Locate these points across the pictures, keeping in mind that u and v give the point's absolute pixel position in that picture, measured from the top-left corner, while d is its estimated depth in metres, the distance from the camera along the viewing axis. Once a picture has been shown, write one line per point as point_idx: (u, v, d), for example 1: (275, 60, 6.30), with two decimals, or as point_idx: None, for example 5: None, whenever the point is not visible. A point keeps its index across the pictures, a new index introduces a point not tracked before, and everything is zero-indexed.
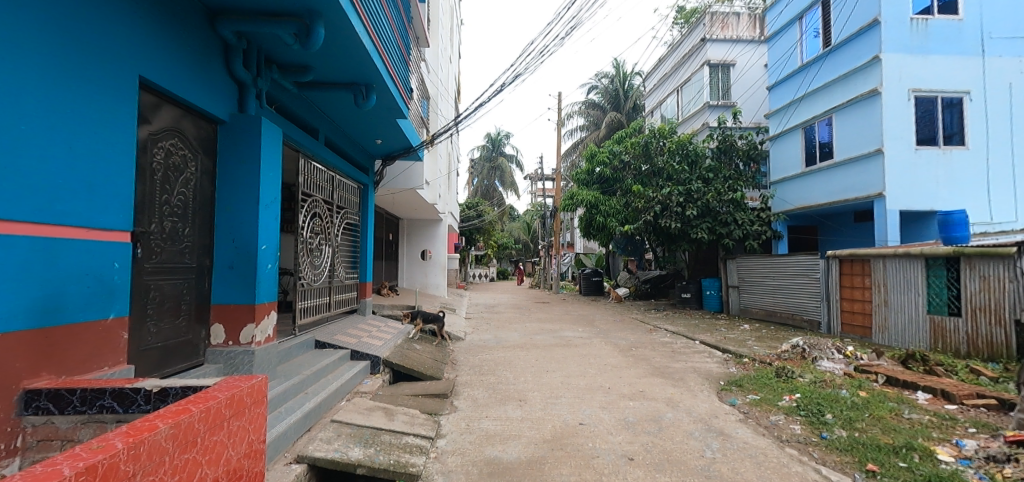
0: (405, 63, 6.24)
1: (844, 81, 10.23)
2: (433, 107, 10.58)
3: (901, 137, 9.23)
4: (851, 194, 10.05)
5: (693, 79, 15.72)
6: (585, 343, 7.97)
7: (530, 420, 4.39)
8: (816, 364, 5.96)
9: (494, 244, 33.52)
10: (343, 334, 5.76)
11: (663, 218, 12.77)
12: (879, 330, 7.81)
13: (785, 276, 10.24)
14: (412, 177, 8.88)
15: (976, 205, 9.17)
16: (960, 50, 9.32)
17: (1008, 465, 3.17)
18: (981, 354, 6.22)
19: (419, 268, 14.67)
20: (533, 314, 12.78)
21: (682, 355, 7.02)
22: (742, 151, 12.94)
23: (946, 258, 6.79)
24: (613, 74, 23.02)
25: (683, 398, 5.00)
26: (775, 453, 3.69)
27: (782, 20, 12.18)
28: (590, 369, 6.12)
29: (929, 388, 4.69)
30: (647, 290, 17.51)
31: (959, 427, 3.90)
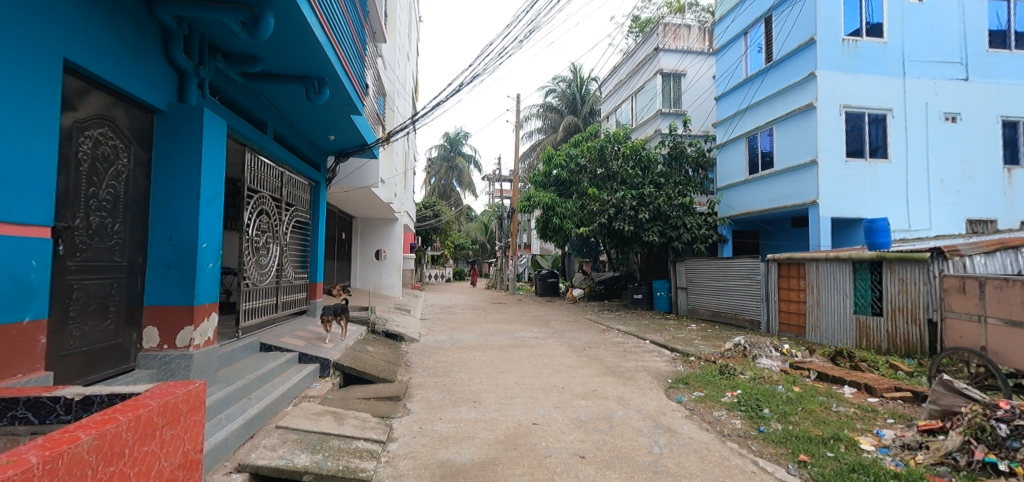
0: (361, 60, 6.11)
1: (784, 94, 10.85)
2: (389, 105, 10.39)
3: (834, 150, 9.89)
4: (790, 201, 10.64)
5: (647, 87, 16.24)
6: (539, 343, 8.05)
7: (484, 422, 4.38)
8: (756, 362, 6.27)
9: (451, 245, 33.15)
10: (291, 337, 5.53)
11: (617, 221, 13.06)
12: (813, 329, 8.34)
13: (730, 279, 10.70)
14: (366, 175, 8.67)
15: (896, 214, 9.99)
16: (885, 70, 10.11)
17: (920, 452, 3.53)
18: (899, 350, 6.74)
19: (373, 268, 14.32)
20: (489, 315, 12.73)
21: (633, 355, 7.21)
22: (691, 158, 13.43)
23: (871, 262, 7.31)
24: (571, 79, 23.50)
25: (633, 396, 5.11)
26: (718, 447, 3.89)
27: (730, 33, 12.77)
28: (543, 370, 6.15)
29: (855, 383, 5.03)
30: (601, 291, 17.89)
31: (880, 418, 4.21)
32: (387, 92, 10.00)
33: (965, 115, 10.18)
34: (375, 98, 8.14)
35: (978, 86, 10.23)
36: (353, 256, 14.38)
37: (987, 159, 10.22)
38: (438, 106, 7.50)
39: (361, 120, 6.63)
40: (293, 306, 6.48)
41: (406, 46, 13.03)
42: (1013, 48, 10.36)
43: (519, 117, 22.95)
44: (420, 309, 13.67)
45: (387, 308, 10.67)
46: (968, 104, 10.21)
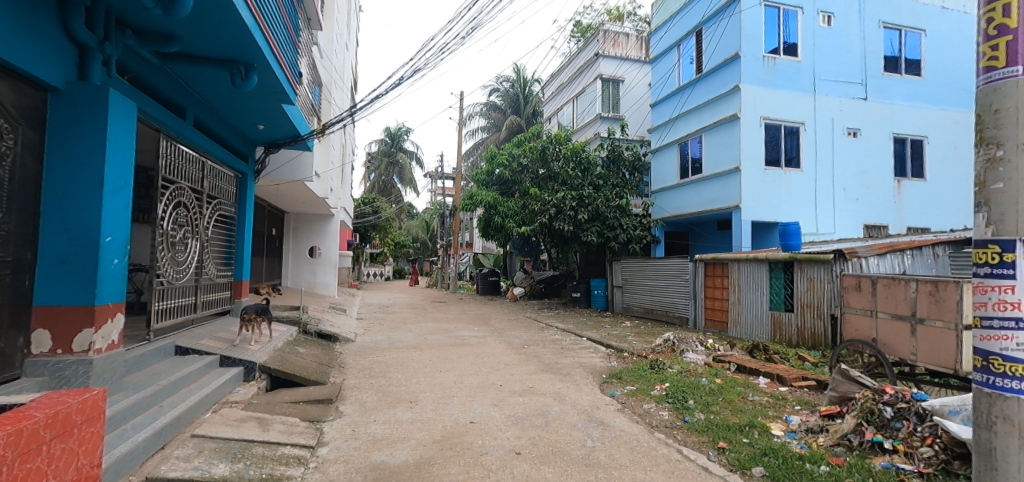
0: (294, 47, 5.82)
1: (712, 105, 11.56)
2: (325, 96, 9.98)
3: (754, 158, 10.68)
4: (715, 205, 11.36)
5: (587, 91, 16.74)
6: (478, 342, 8.05)
7: (421, 422, 4.30)
8: (683, 356, 6.62)
9: (392, 243, 32.38)
10: (211, 339, 5.17)
11: (557, 222, 13.33)
12: (734, 324, 8.96)
13: (662, 278, 11.23)
14: (299, 168, 8.29)
15: (807, 218, 10.98)
16: (800, 87, 11.03)
17: (821, 435, 3.90)
18: (806, 343, 7.38)
19: (307, 266, 13.81)
20: (429, 313, 12.59)
21: (570, 351, 7.39)
22: (628, 162, 14.02)
23: (784, 262, 7.95)
24: (514, 79, 23.81)
25: (569, 392, 5.23)
26: (646, 437, 4.08)
27: (664, 43, 13.44)
28: (481, 368, 6.16)
29: (768, 373, 5.44)
30: (541, 290, 18.21)
31: (789, 405, 4.59)
32: (323, 82, 9.60)
33: (865, 131, 11.34)
34: (309, 88, 7.78)
35: (875, 106, 11.41)
36: (285, 254, 13.87)
37: (883, 172, 11.44)
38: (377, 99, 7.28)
39: (293, 110, 6.32)
40: (215, 307, 6.05)
41: (344, 35, 12.61)
42: (903, 73, 11.64)
43: (462, 115, 22.87)
44: (357, 308, 13.25)
45: (321, 307, 10.23)
46: (868, 121, 11.38)
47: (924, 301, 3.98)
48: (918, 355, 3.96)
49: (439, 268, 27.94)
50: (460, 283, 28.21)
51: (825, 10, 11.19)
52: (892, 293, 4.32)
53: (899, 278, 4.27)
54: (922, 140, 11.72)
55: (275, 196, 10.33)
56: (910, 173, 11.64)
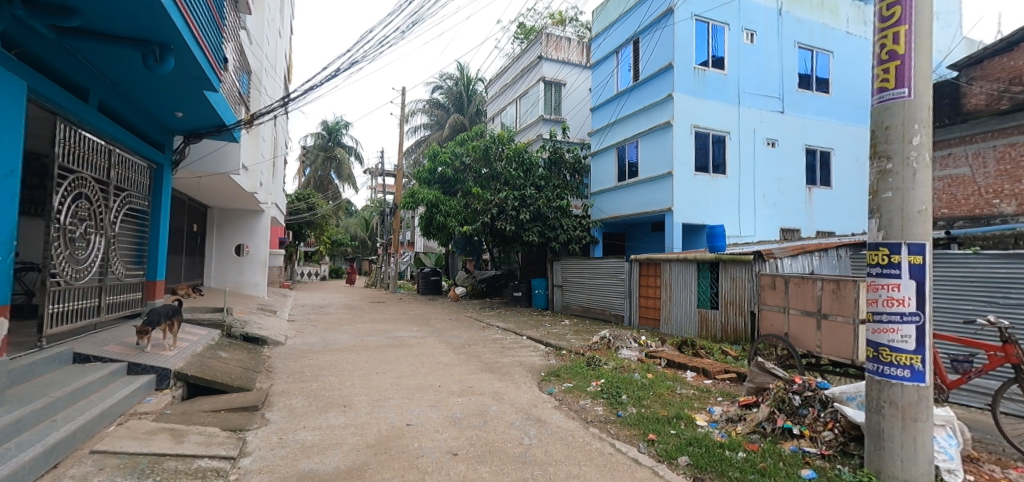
0: (218, 30, 5.44)
1: (648, 111, 12.08)
2: (253, 84, 9.46)
3: (684, 164, 11.29)
4: (650, 208, 11.89)
5: (529, 92, 17.02)
6: (417, 342, 7.94)
7: (354, 427, 4.17)
8: (618, 353, 6.88)
9: (327, 241, 31.24)
10: (117, 345, 4.73)
11: (499, 221, 13.40)
12: (665, 322, 9.41)
13: (600, 277, 11.61)
14: (224, 160, 7.79)
15: (731, 221, 11.75)
16: (726, 98, 11.80)
17: (739, 424, 4.19)
18: (729, 338, 7.89)
19: (232, 265, 13.10)
20: (366, 314, 12.25)
21: (510, 350, 7.45)
22: (569, 164, 14.57)
23: (710, 262, 8.48)
24: (457, 77, 23.84)
25: (508, 391, 5.27)
26: (582, 433, 4.19)
27: (604, 50, 13.95)
28: (420, 369, 6.06)
29: (696, 368, 5.78)
30: (482, 290, 18.24)
31: (712, 397, 4.89)
32: (251, 70, 9.08)
33: (782, 141, 12.32)
34: (236, 75, 7.32)
35: (791, 118, 12.45)
36: (208, 252, 12.99)
37: (796, 179, 12.49)
38: (312, 89, 6.99)
39: (216, 97, 5.89)
40: (123, 309, 5.53)
41: (276, 20, 11.97)
42: (814, 90, 12.78)
43: (404, 111, 22.49)
44: (289, 310, 12.63)
45: (249, 309, 9.64)
46: (784, 132, 12.37)
47: (828, 298, 4.37)
48: (823, 348, 4.33)
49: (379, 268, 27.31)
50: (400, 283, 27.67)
51: (749, 28, 12.05)
52: (802, 291, 4.70)
53: (808, 277, 4.67)
54: (829, 151, 12.95)
55: (195, 189, 9.63)
56: (819, 181, 12.82)
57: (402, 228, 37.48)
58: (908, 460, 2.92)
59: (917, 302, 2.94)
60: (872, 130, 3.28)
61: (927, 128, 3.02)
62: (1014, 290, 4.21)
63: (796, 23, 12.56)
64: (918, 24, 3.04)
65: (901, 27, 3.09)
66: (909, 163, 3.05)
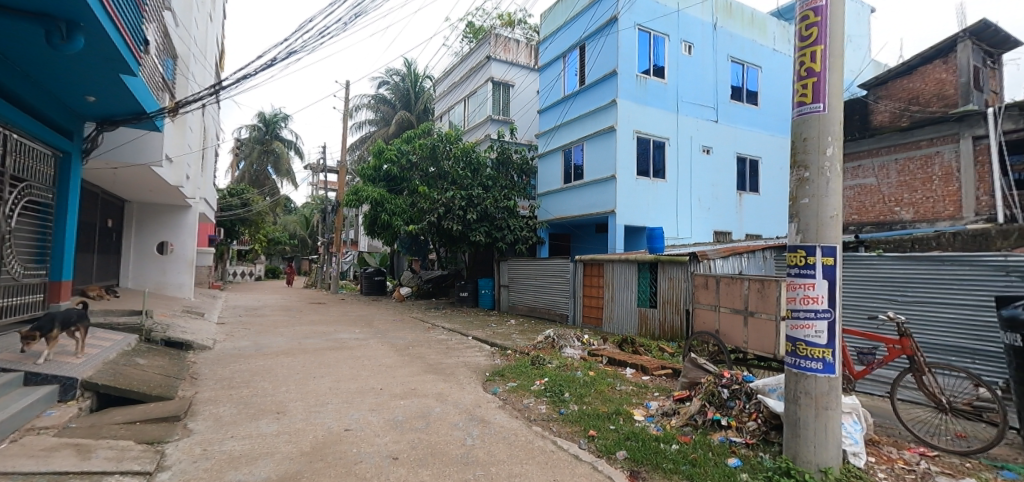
0: (138, 11, 5.04)
1: (592, 116, 12.44)
2: (180, 70, 8.90)
3: (627, 167, 11.71)
4: (594, 210, 12.22)
5: (478, 92, 17.11)
6: (358, 344, 7.73)
7: (288, 434, 3.98)
8: (562, 351, 7.01)
9: (263, 239, 29.83)
10: (10, 354, 4.26)
11: (445, 221, 13.27)
12: (608, 320, 9.71)
13: (545, 277, 11.84)
14: (143, 150, 7.34)
15: (669, 224, 12.31)
16: (666, 106, 12.36)
17: (673, 417, 4.40)
18: (666, 336, 8.26)
19: (152, 265, 12.58)
20: (304, 316, 11.77)
21: (455, 351, 7.43)
22: (516, 165, 14.58)
23: (650, 263, 8.84)
24: (404, 73, 23.78)
25: (451, 391, 5.24)
26: (524, 432, 4.24)
27: (550, 53, 14.23)
28: (361, 372, 5.91)
29: (634, 365, 6.00)
30: (428, 290, 18.11)
31: (649, 392, 5.10)
32: (177, 54, 8.51)
33: (715, 149, 13.07)
34: (158, 60, 6.80)
35: (724, 128, 13.24)
36: (125, 251, 12.38)
37: (727, 185, 13.29)
38: (245, 76, 6.54)
39: (135, 82, 5.45)
40: (14, 314, 4.93)
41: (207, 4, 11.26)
42: (745, 101, 13.70)
43: (348, 106, 21.90)
44: (218, 312, 11.88)
45: (172, 312, 9.00)
46: (718, 140, 13.13)
47: (754, 296, 4.69)
48: (749, 343, 4.64)
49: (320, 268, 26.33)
50: (341, 284, 26.81)
51: (687, 40, 12.67)
52: (730, 291, 5.00)
53: (736, 277, 4.98)
54: (757, 159, 13.94)
55: (110, 181, 8.96)
56: (748, 187, 13.75)
57: (346, 226, 36.44)
58: (820, 445, 3.18)
59: (828, 300, 3.19)
60: (792, 141, 3.52)
61: (838, 140, 3.31)
62: (910, 288, 4.70)
63: (729, 37, 13.37)
64: (832, 45, 3.31)
65: (817, 46, 3.34)
66: (823, 172, 3.31)
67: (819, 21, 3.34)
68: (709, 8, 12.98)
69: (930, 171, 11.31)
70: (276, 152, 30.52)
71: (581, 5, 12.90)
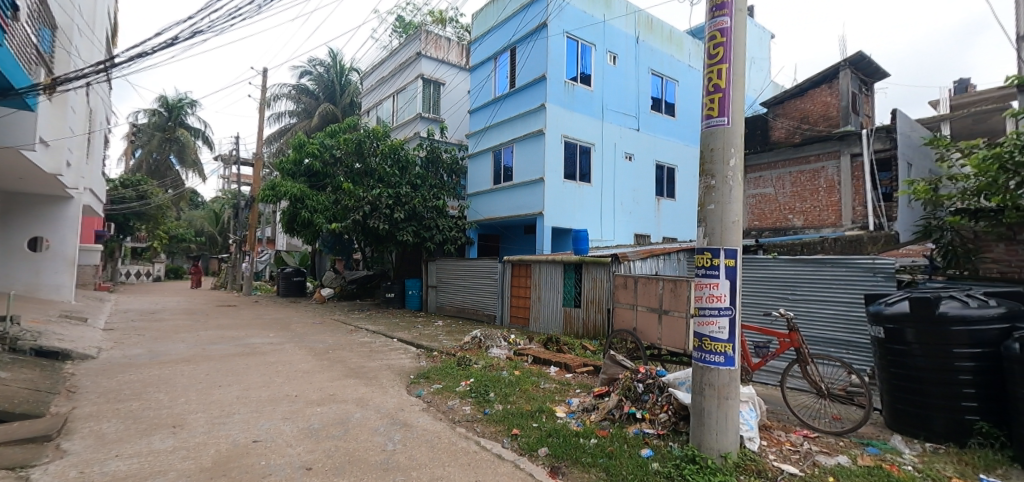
0: None
1: (522, 118, 12.67)
2: (60, 42, 7.90)
3: (554, 170, 12.05)
4: (522, 211, 12.44)
5: (407, 88, 16.80)
6: (273, 349, 7.29)
7: (186, 449, 3.63)
8: (489, 352, 7.05)
9: (163, 236, 27.23)
10: None
11: (371, 219, 12.92)
12: (535, 320, 9.94)
13: (473, 278, 11.90)
14: (11, 133, 6.63)
15: (594, 226, 12.85)
16: (591, 112, 12.90)
17: (593, 412, 4.57)
18: (589, 334, 8.58)
19: (23, 263, 11.34)
20: (212, 320, 10.88)
21: (379, 354, 7.23)
22: (445, 164, 14.66)
23: (575, 264, 9.16)
24: (329, 64, 23.12)
25: (373, 396, 5.09)
26: (448, 434, 4.20)
27: (481, 54, 14.36)
28: (274, 379, 5.57)
29: (559, 363, 6.17)
30: (353, 290, 17.59)
31: (572, 389, 5.27)
32: (55, 25, 7.56)
33: (637, 156, 13.83)
34: (32, 30, 6.03)
35: (645, 136, 14.06)
36: None
37: (647, 191, 14.13)
38: (144, 55, 6.11)
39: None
40: None
41: None
42: (663, 112, 14.70)
43: (266, 95, 20.67)
44: (106, 317, 10.65)
45: (47, 318, 7.95)
46: (639, 148, 13.91)
47: (668, 296, 5.02)
48: (663, 340, 4.95)
49: (230, 267, 24.40)
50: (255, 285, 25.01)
51: (612, 51, 13.28)
52: (647, 290, 5.33)
53: (652, 277, 5.29)
54: (673, 168, 14.99)
55: None
56: (666, 193, 14.73)
57: (263, 223, 34.13)
58: (721, 432, 3.42)
59: (729, 298, 3.45)
60: (701, 151, 3.76)
61: (740, 152, 3.59)
62: (799, 288, 5.23)
63: (651, 51, 14.23)
64: (735, 65, 3.60)
65: (723, 65, 3.61)
66: (727, 181, 3.57)
67: (724, 41, 3.60)
68: (633, 22, 13.71)
69: (817, 184, 12.67)
70: (180, 141, 28.59)
71: (511, 9, 13.14)
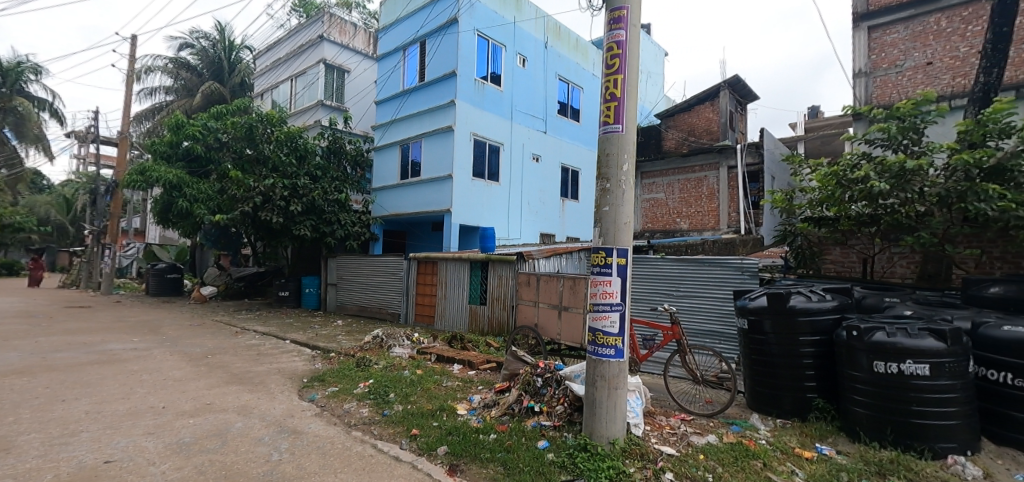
0: None
1: (431, 113, 12.48)
2: None
3: (463, 168, 12.06)
4: (431, 207, 12.27)
5: (308, 72, 15.79)
6: (136, 356, 6.44)
7: (11, 476, 3.02)
8: (390, 351, 6.86)
9: None
10: None
11: (263, 211, 11.91)
12: (440, 318, 9.90)
13: (377, 276, 11.52)
14: None
15: (501, 225, 13.11)
16: (500, 112, 13.11)
17: (493, 408, 4.64)
18: (494, 332, 8.74)
19: None
20: (59, 324, 9.29)
21: (267, 357, 6.71)
22: (349, 155, 13.96)
23: (481, 262, 9.25)
24: (215, 38, 20.94)
25: (258, 403, 4.70)
26: (342, 439, 4.00)
27: (389, 44, 13.94)
28: (137, 390, 4.91)
29: (462, 361, 6.19)
30: (240, 289, 16.17)
31: (474, 386, 5.30)
32: None
33: (544, 158, 14.37)
34: None
35: (551, 139, 14.64)
36: None
37: (552, 192, 14.70)
38: None
39: None
40: None
41: None
42: (568, 117, 15.45)
43: (135, 67, 18.14)
44: None
45: None
46: (545, 150, 14.44)
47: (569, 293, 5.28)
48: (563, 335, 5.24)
49: (87, 262, 21.08)
50: (119, 283, 21.81)
51: (521, 53, 13.62)
52: (552, 287, 5.58)
53: (554, 275, 5.52)
54: (577, 170, 15.79)
55: None
56: (570, 195, 15.47)
57: (131, 212, 29.74)
58: (610, 420, 3.64)
59: (620, 294, 3.69)
60: (599, 155, 3.94)
61: (632, 158, 3.83)
62: (682, 285, 5.75)
63: (558, 57, 14.83)
64: (629, 76, 3.83)
65: (618, 75, 3.83)
66: (620, 184, 3.78)
67: (621, 53, 3.82)
68: (541, 27, 14.16)
69: (701, 190, 14.07)
70: (18, 112, 24.31)
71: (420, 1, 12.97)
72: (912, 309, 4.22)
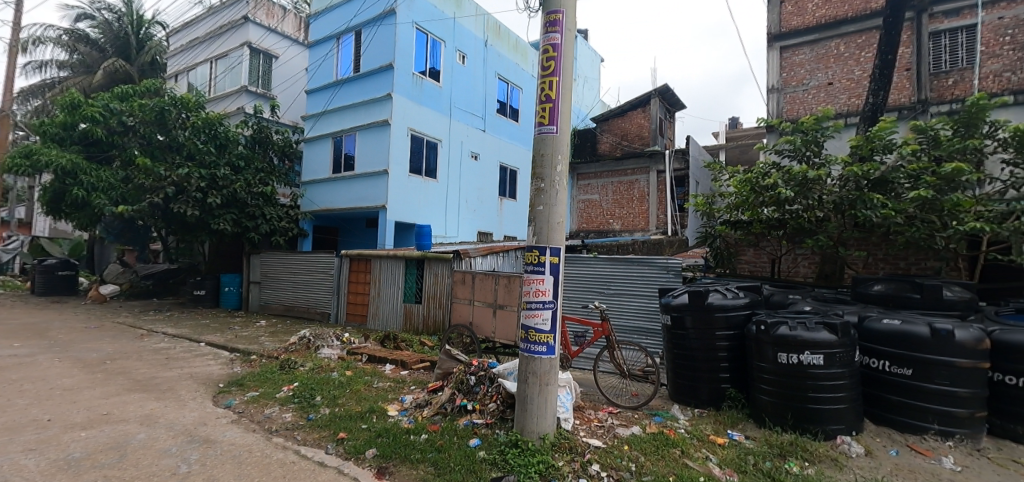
0: None
1: (366, 106, 12.08)
2: None
3: (399, 164, 11.82)
4: (365, 203, 11.88)
5: (230, 55, 14.73)
6: (15, 364, 5.70)
7: None
8: (318, 353, 6.58)
9: None
10: None
11: (176, 203, 10.96)
12: (372, 318, 9.66)
13: (306, 274, 11.01)
14: None
15: (438, 222, 13.00)
16: (438, 108, 12.94)
17: (425, 408, 4.59)
18: (428, 330, 8.67)
19: None
20: None
21: (178, 362, 6.21)
22: (276, 145, 13.22)
23: (417, 261, 9.12)
24: (122, 11, 18.92)
25: (165, 411, 4.34)
26: (261, 446, 3.78)
27: (322, 31, 13.34)
28: (16, 402, 4.36)
29: (394, 360, 6.08)
30: (148, 287, 14.88)
31: (406, 387, 5.22)
32: None
33: (483, 156, 14.43)
34: None
35: (490, 137, 14.71)
36: None
37: (489, 190, 14.80)
38: None
39: None
40: None
41: None
42: (507, 117, 15.60)
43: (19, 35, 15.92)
44: None
45: None
46: (484, 148, 14.49)
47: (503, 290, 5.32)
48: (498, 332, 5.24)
49: None
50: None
51: (461, 50, 13.56)
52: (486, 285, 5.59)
53: (490, 273, 5.54)
54: (516, 170, 15.99)
55: None
56: (508, 193, 15.63)
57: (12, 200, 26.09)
58: (540, 416, 3.71)
59: (552, 292, 3.77)
60: (533, 155, 3.98)
61: (565, 159, 3.93)
62: (612, 283, 6.00)
63: (498, 57, 14.93)
64: (564, 79, 3.91)
65: (554, 77, 3.89)
66: (553, 185, 3.85)
67: (556, 56, 3.90)
68: (481, 25, 14.18)
69: (632, 193, 14.80)
70: None
71: None
72: (811, 305, 4.67)
